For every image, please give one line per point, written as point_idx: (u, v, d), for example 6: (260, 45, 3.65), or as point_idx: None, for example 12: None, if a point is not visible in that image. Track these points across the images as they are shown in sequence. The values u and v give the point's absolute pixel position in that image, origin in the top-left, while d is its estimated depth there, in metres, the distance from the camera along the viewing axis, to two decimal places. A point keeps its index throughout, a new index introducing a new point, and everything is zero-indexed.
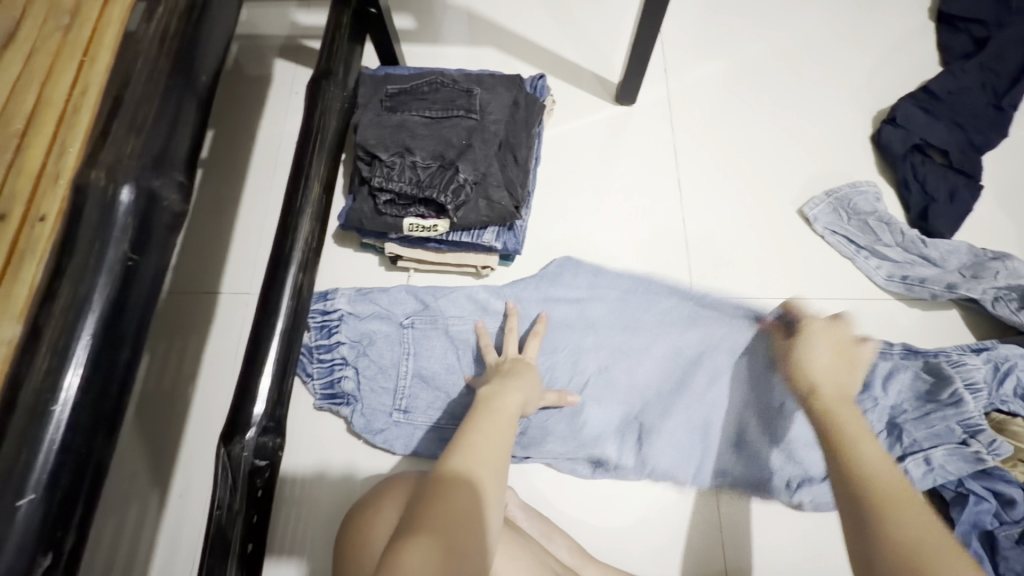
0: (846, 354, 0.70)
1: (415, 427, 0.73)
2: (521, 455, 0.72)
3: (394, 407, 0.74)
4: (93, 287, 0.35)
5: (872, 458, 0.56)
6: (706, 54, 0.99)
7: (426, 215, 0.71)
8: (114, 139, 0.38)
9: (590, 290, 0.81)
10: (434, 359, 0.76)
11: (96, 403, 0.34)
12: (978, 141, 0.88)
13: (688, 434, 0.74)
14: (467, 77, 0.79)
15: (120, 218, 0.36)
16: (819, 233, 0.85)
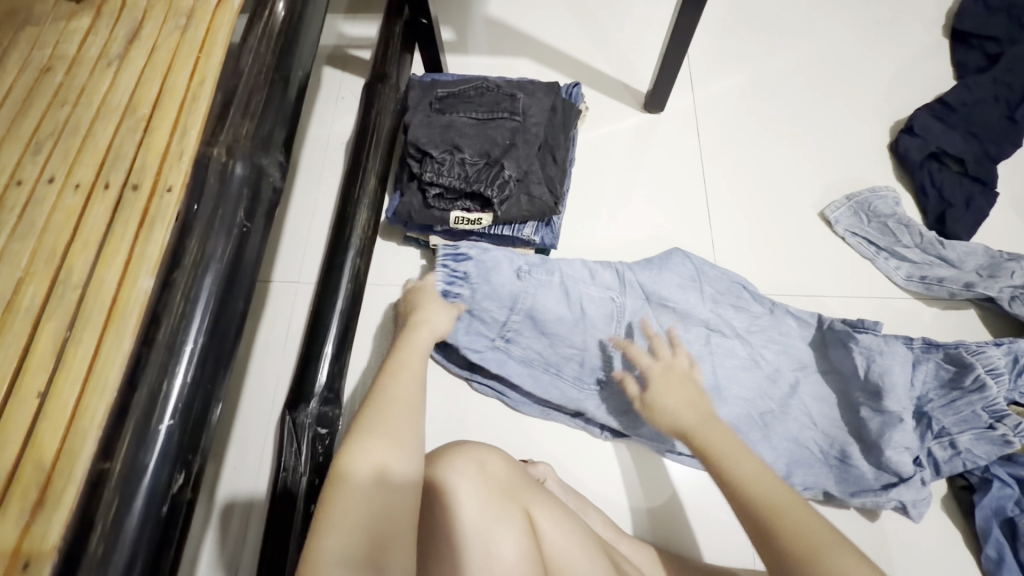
0: (681, 384, 0.65)
1: (510, 358, 0.77)
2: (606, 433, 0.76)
3: (498, 336, 0.76)
4: (214, 247, 0.41)
5: (745, 466, 0.53)
6: (730, 66, 1.05)
7: (472, 208, 0.77)
8: (232, 123, 0.45)
9: (692, 282, 0.82)
10: (548, 317, 0.77)
11: (219, 342, 0.40)
12: (993, 150, 0.92)
13: (777, 446, 0.74)
14: (511, 83, 0.85)
15: (234, 187, 0.43)
16: (840, 234, 0.89)
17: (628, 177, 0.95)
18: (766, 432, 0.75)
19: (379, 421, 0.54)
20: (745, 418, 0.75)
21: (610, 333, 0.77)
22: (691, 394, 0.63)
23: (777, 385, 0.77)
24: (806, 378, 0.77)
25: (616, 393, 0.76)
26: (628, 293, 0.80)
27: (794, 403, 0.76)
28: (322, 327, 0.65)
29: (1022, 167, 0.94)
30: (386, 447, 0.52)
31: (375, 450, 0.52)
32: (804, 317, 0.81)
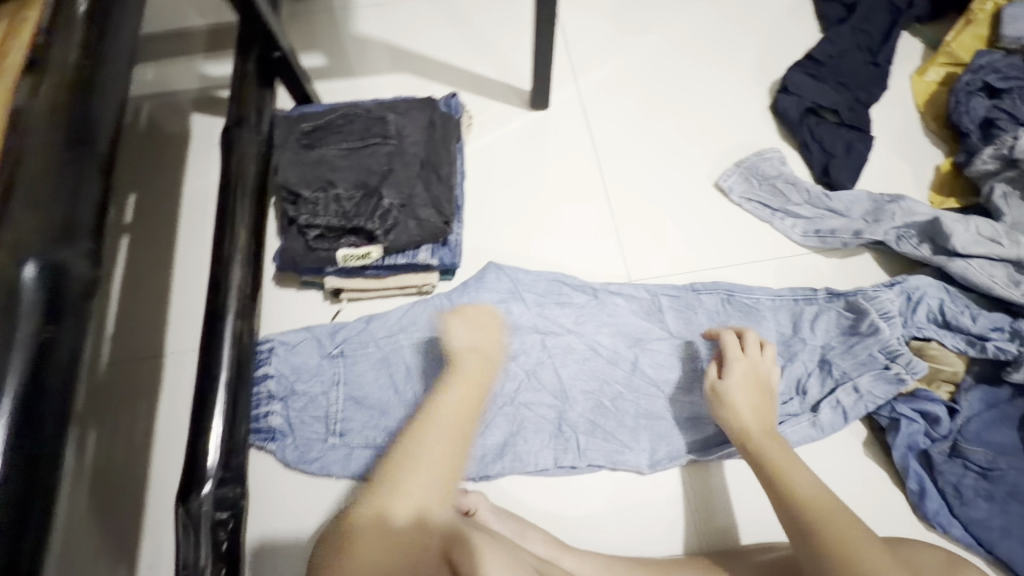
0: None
1: (352, 448, 0.73)
2: (480, 475, 0.73)
3: (329, 432, 0.73)
4: (5, 375, 0.35)
5: (805, 478, 0.60)
6: (608, 51, 1.05)
7: (358, 243, 0.73)
8: (13, 215, 0.38)
9: (509, 295, 0.81)
10: (369, 382, 0.77)
11: (29, 477, 0.35)
12: (862, 97, 0.96)
13: (636, 433, 0.75)
14: (380, 104, 0.81)
15: (27, 297, 0.37)
16: (736, 202, 0.90)
17: (524, 179, 0.93)
18: (646, 415, 0.76)
19: (415, 465, 0.57)
20: (600, 413, 0.76)
21: (441, 376, 0.78)
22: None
23: (616, 366, 0.78)
24: (642, 352, 0.79)
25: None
26: (453, 326, 0.81)
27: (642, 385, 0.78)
28: (208, 402, 0.61)
29: (894, 108, 0.98)
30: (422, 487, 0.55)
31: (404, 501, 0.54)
32: (630, 293, 0.82)
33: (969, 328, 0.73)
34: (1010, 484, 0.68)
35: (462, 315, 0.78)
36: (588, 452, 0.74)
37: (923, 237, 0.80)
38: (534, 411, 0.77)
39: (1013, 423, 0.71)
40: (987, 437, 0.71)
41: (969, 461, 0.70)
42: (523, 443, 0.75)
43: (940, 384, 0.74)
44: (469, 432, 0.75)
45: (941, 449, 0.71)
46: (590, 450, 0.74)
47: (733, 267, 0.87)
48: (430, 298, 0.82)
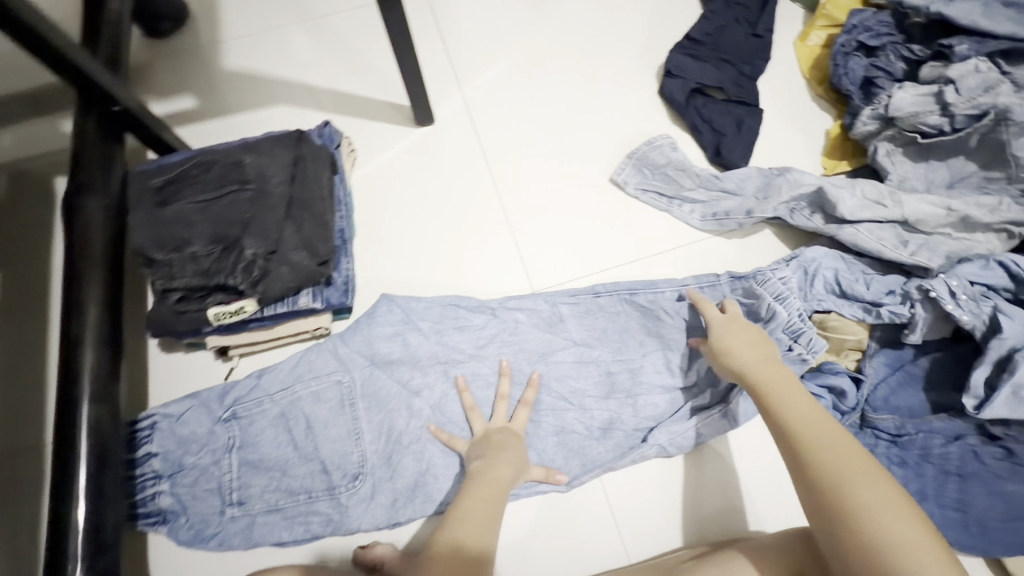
0: (513, 452, 0.69)
1: (253, 516, 0.70)
2: (391, 522, 0.71)
3: (226, 503, 0.70)
4: None
5: (800, 409, 0.57)
6: (491, 55, 1.01)
7: (229, 299, 0.68)
8: None
9: (405, 326, 0.78)
10: (267, 441, 0.73)
11: None
12: (746, 71, 0.95)
13: (553, 449, 0.74)
14: (238, 146, 0.76)
15: None
16: (633, 194, 0.88)
17: (415, 200, 0.90)
18: (559, 432, 0.75)
19: (489, 504, 0.60)
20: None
21: (344, 423, 0.75)
22: (499, 482, 0.63)
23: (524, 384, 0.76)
24: (547, 364, 0.77)
25: (372, 480, 0.73)
26: (352, 367, 0.77)
27: (554, 397, 0.76)
28: (69, 501, 0.56)
29: (781, 77, 0.97)
30: (477, 530, 0.56)
31: (468, 533, 0.55)
32: (531, 306, 0.80)
33: (862, 296, 0.73)
34: (921, 446, 0.68)
35: (364, 359, 0.77)
36: None
37: (812, 207, 0.80)
38: (441, 447, 0.74)
39: (919, 382, 0.71)
40: (894, 401, 0.71)
41: (879, 430, 0.70)
42: (434, 482, 0.73)
43: (846, 354, 0.74)
44: (376, 479, 0.73)
45: (852, 421, 0.71)
46: None
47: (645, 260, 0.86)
48: (323, 342, 0.78)
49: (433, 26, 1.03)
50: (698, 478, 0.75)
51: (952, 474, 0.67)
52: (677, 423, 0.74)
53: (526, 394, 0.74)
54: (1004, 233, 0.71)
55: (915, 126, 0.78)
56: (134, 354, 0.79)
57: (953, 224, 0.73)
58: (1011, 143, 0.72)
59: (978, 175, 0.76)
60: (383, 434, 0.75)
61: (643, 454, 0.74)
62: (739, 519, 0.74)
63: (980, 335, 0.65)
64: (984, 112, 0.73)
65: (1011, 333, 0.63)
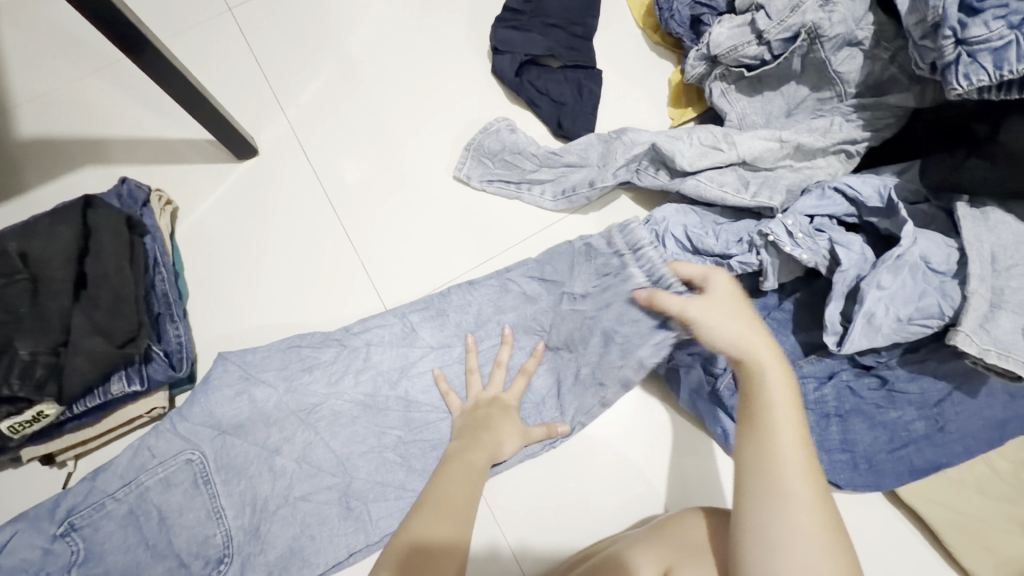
0: (502, 430, 0.66)
1: None
2: None
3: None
4: None
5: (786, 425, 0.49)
6: (310, 64, 0.92)
7: (20, 408, 0.61)
8: None
9: (246, 381, 0.69)
10: (114, 547, 0.63)
11: None
12: (576, 33, 0.89)
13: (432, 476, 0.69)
14: (10, 232, 0.66)
15: None
16: (480, 187, 0.82)
17: (252, 241, 0.82)
18: (439, 453, 0.70)
19: (462, 484, 0.58)
20: (386, 471, 0.69)
21: (201, 505, 0.65)
22: (476, 467, 0.61)
23: (390, 414, 0.71)
24: (411, 385, 0.72)
25: (239, 559, 0.65)
26: (199, 442, 0.67)
27: (426, 415, 0.71)
28: None
29: (615, 31, 0.92)
30: (461, 511, 0.56)
31: (436, 521, 0.54)
32: (386, 324, 0.73)
33: (713, 249, 0.69)
34: None
35: (211, 429, 0.67)
36: (381, 522, 0.67)
37: (658, 164, 0.75)
38: (315, 501, 0.67)
39: (789, 326, 0.68)
40: None
41: None
42: (310, 544, 0.66)
43: None
44: (245, 557, 0.65)
45: (727, 382, 0.68)
46: (381, 518, 0.68)
47: (507, 253, 0.80)
48: (160, 423, 0.68)
49: (244, 45, 0.93)
50: (593, 471, 0.71)
51: (832, 416, 0.64)
52: (551, 399, 0.72)
53: (501, 354, 0.71)
54: (843, 153, 0.70)
55: (737, 61, 0.73)
56: None
57: (791, 153, 0.70)
58: (830, 60, 0.69)
59: (812, 98, 0.73)
60: (246, 505, 0.66)
61: (530, 453, 0.69)
62: (641, 507, 0.70)
63: (826, 269, 0.65)
64: (796, 33, 0.69)
65: (850, 263, 0.62)
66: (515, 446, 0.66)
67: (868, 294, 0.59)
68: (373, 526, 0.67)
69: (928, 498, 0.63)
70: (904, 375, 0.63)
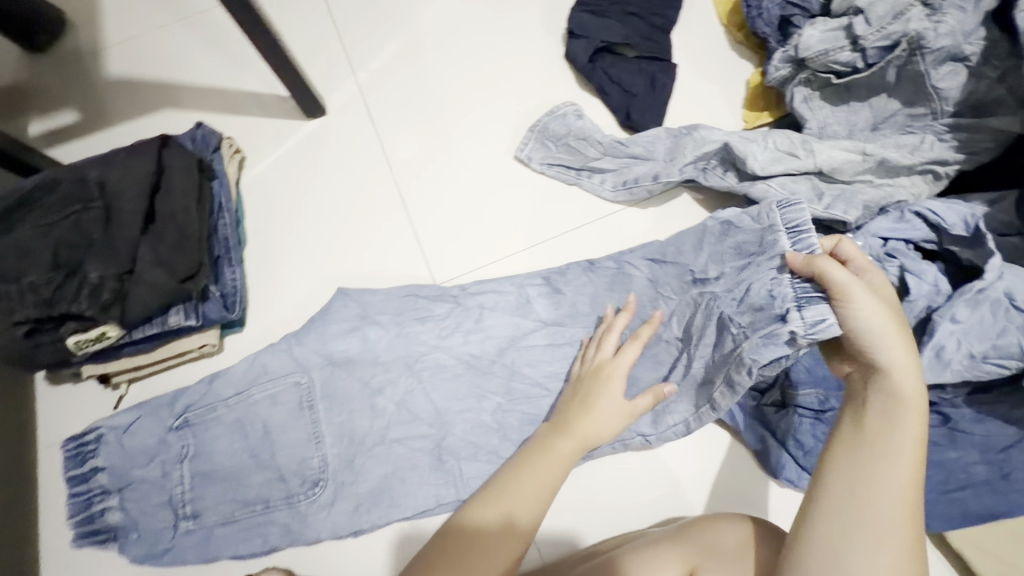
0: (602, 405, 0.60)
1: (209, 529, 0.65)
2: (300, 540, 0.65)
3: (179, 517, 0.65)
4: None
5: (899, 466, 0.46)
6: (386, 30, 0.93)
7: (86, 326, 0.64)
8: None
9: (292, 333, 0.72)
10: (224, 450, 0.68)
11: None
12: (656, 23, 0.87)
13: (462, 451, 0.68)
14: (89, 160, 0.69)
15: None
16: (539, 171, 0.82)
17: (318, 196, 0.85)
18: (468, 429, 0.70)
19: (550, 469, 0.56)
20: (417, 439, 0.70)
21: (304, 426, 0.69)
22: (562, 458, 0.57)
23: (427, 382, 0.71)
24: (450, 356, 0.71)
25: (333, 486, 0.67)
26: (252, 387, 0.70)
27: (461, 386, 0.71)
28: None
29: (696, 26, 0.89)
30: (531, 500, 0.54)
31: (522, 505, 0.54)
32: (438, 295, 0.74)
33: None
34: None
35: (262, 372, 0.71)
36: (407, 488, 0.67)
37: (726, 165, 0.73)
38: (345, 455, 0.68)
39: None
40: (820, 372, 0.65)
41: (802, 407, 0.64)
42: (338, 496, 0.67)
43: None
44: (281, 498, 0.66)
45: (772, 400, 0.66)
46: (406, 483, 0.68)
47: (560, 239, 0.79)
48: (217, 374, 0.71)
49: (324, 7, 0.94)
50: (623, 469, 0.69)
51: None
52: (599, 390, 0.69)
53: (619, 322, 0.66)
54: (929, 174, 0.66)
55: (827, 66, 0.70)
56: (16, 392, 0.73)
57: (873, 168, 0.66)
58: (929, 74, 0.65)
59: (902, 114, 0.69)
60: (284, 448, 0.68)
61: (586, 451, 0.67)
62: (667, 511, 0.68)
63: (892, 296, 0.61)
64: (895, 42, 0.65)
65: (919, 293, 0.58)
66: (611, 429, 0.59)
67: (940, 326, 0.56)
68: (396, 493, 0.67)
69: (982, 546, 0.59)
70: (970, 415, 0.60)
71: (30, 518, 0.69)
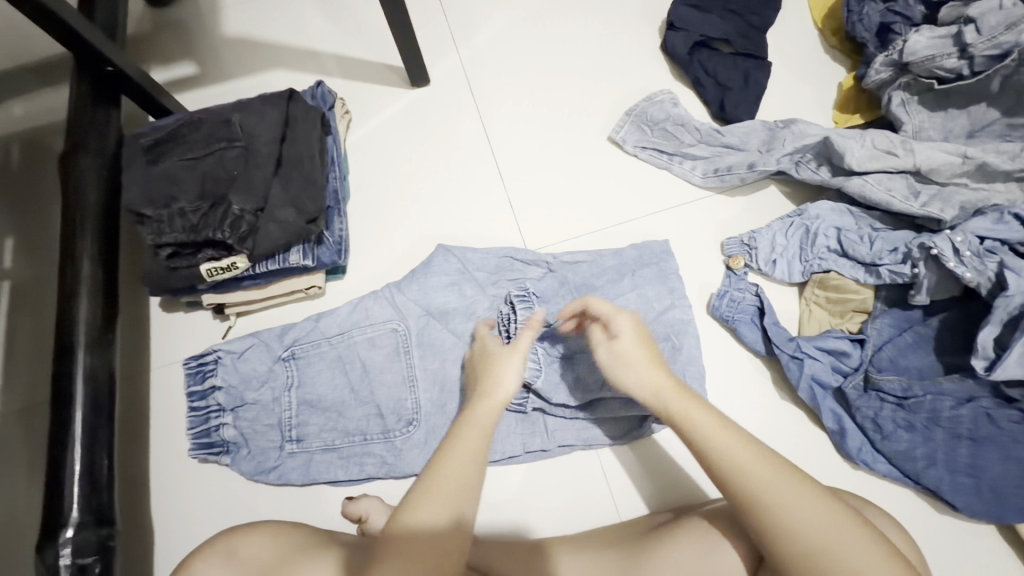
0: (502, 373, 0.58)
1: (311, 453, 0.71)
2: (398, 473, 0.70)
3: (285, 439, 0.71)
4: (73, 410, 0.61)
5: (722, 439, 0.51)
6: (491, 10, 0.98)
7: (219, 255, 0.70)
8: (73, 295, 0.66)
9: (393, 284, 0.77)
10: (324, 382, 0.73)
11: (90, 491, 0.59)
12: (754, 22, 0.90)
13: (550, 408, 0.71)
14: (231, 106, 0.75)
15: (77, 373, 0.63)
16: (632, 152, 0.85)
17: (419, 159, 0.89)
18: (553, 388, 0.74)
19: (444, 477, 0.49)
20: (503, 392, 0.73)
21: (400, 369, 0.73)
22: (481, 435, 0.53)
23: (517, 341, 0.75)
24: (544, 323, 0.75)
25: (426, 426, 0.71)
26: (354, 329, 0.75)
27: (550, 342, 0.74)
28: (65, 449, 0.60)
29: (792, 29, 0.92)
30: (463, 473, 0.50)
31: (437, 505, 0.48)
32: (532, 260, 0.78)
33: (863, 256, 0.70)
34: (928, 409, 0.65)
35: (366, 317, 0.76)
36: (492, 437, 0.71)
37: (820, 159, 0.76)
38: (437, 401, 0.72)
39: (929, 344, 0.68)
40: (902, 362, 0.68)
41: (884, 392, 0.66)
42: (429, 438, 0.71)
43: (851, 315, 0.72)
44: (381, 433, 0.71)
45: (855, 383, 0.68)
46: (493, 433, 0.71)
47: (648, 218, 0.82)
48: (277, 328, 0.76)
49: None
50: None
51: (963, 438, 0.63)
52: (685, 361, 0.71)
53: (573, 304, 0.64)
54: None
55: (931, 72, 0.73)
56: (136, 314, 0.79)
57: (970, 172, 0.69)
58: None
59: (1000, 123, 0.72)
60: (383, 388, 0.73)
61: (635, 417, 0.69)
62: None
63: (986, 292, 0.63)
64: (1006, 52, 0.68)
65: (1017, 290, 0.61)
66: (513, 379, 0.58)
67: None
68: None
69: None
70: None
71: (146, 430, 0.74)
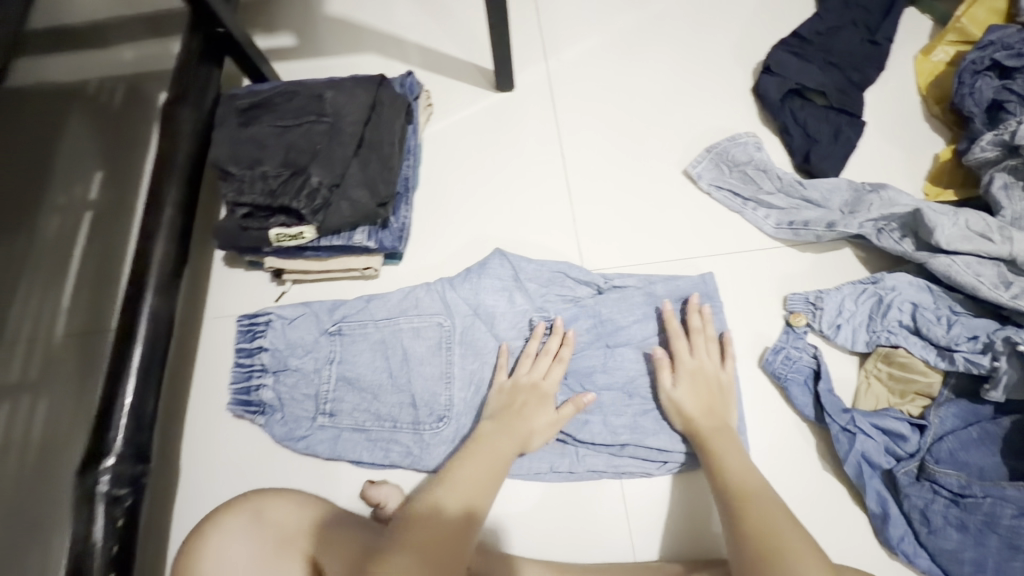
0: (534, 418, 0.67)
1: (340, 430, 0.72)
2: (420, 467, 0.70)
3: (318, 411, 0.72)
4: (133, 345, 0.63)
5: (739, 466, 0.61)
6: (585, 28, 0.99)
7: (290, 223, 0.72)
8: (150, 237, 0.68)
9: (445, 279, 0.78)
10: (364, 363, 0.74)
11: (135, 426, 0.61)
12: (855, 78, 0.87)
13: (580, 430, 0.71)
14: (325, 83, 0.78)
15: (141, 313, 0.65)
16: (705, 190, 0.84)
17: (491, 161, 0.90)
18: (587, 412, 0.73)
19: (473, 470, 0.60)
20: None
21: (439, 364, 0.73)
22: (502, 460, 0.63)
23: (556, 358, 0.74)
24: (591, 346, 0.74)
25: (456, 425, 0.71)
26: (402, 317, 0.76)
27: (594, 363, 0.73)
28: (118, 382, 0.62)
29: (893, 91, 0.89)
30: (482, 487, 0.59)
31: (468, 484, 0.59)
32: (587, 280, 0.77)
33: (938, 338, 0.66)
34: (985, 512, 0.60)
35: (415, 307, 0.76)
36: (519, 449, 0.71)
37: (906, 231, 0.73)
38: (470, 403, 0.72)
39: (996, 443, 0.63)
40: (962, 457, 0.63)
41: (939, 485, 0.62)
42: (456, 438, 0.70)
43: (915, 397, 0.68)
44: (410, 425, 0.71)
45: (907, 469, 0.64)
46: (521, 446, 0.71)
47: (711, 258, 0.81)
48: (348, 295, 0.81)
49: None
50: None
51: (1019, 551, 0.58)
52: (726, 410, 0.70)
53: (693, 320, 0.72)
54: None
55: None
56: (201, 264, 0.83)
57: None
58: None
59: None
60: (420, 379, 0.73)
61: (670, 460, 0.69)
62: None
63: None
64: None
65: None
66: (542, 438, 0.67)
67: None
68: None
69: None
70: None
71: (191, 377, 0.77)
